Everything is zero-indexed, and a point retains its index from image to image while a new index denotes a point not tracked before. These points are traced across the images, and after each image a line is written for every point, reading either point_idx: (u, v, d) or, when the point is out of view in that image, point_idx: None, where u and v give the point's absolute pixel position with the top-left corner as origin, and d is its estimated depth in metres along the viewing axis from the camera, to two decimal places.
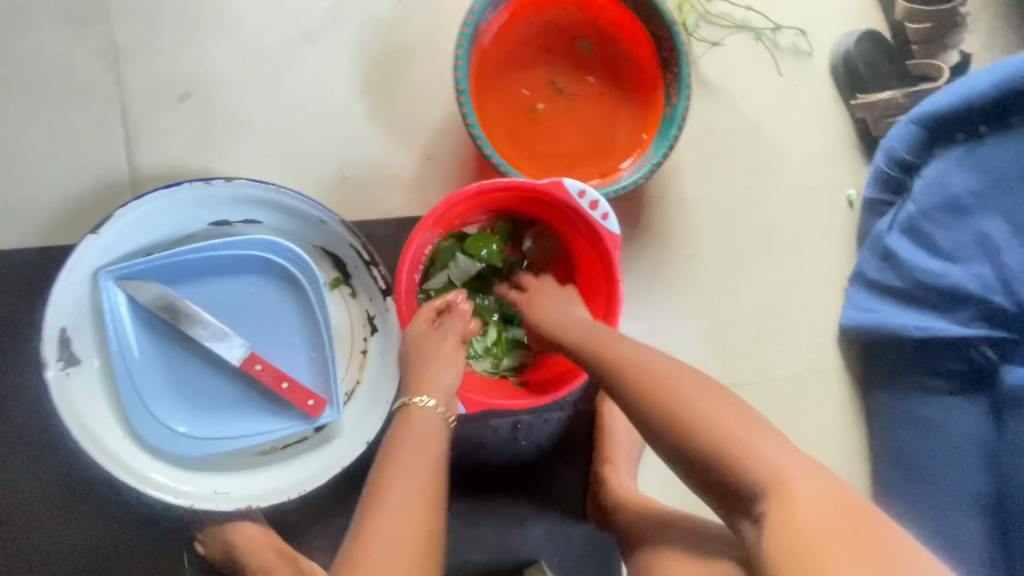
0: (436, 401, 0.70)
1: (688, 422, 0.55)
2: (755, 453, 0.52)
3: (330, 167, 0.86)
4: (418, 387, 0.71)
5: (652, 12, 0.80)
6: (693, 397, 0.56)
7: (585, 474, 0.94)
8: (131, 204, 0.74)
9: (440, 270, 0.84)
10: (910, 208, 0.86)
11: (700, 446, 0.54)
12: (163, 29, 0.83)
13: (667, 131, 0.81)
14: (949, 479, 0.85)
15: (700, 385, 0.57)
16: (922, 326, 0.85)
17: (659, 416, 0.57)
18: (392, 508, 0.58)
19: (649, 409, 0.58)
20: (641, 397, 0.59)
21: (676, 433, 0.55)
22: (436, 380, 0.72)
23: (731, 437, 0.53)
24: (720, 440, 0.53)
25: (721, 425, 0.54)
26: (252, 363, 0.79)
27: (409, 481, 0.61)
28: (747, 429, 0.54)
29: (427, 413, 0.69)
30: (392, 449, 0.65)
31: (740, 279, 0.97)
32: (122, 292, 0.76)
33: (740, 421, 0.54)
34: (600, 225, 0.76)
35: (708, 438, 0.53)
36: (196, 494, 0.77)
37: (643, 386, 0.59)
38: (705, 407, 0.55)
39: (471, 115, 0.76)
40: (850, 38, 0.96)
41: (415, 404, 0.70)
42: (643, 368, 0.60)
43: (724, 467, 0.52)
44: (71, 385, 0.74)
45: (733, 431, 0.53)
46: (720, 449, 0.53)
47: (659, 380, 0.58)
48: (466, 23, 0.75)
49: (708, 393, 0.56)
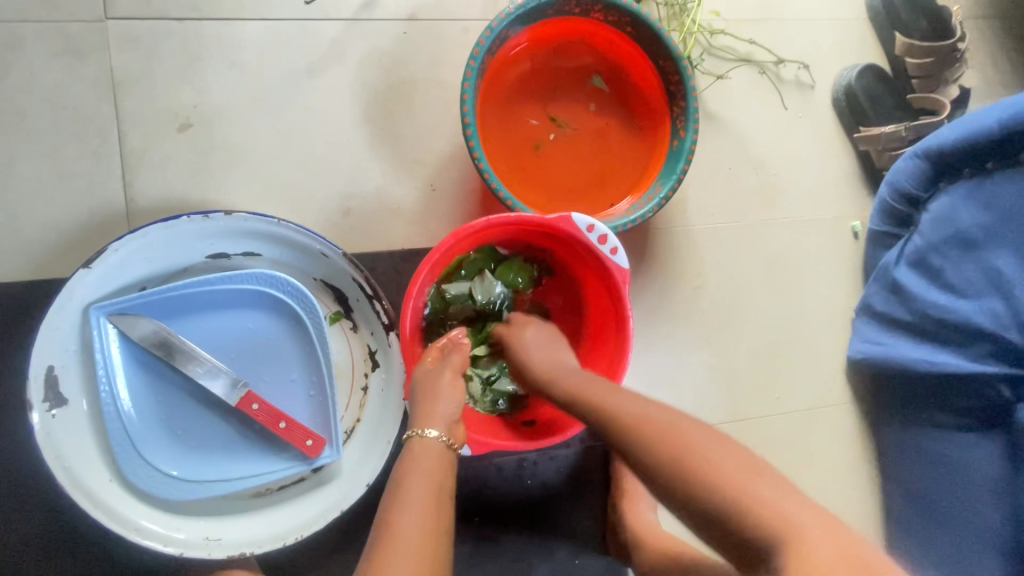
0: (437, 431, 0.66)
1: (693, 470, 0.50)
2: (765, 500, 0.47)
3: (333, 198, 0.85)
4: (420, 420, 0.67)
5: (658, 46, 0.79)
6: (693, 441, 0.52)
7: (592, 510, 0.92)
8: (126, 238, 0.72)
9: (462, 279, 0.81)
10: (918, 241, 0.87)
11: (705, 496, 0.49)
12: (162, 60, 0.81)
13: (675, 164, 0.80)
14: (970, 520, 0.81)
15: (702, 436, 0.53)
16: (931, 360, 0.84)
17: (658, 469, 0.52)
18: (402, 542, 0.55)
19: (647, 457, 0.53)
20: (641, 445, 0.54)
21: (679, 484, 0.51)
22: (436, 409, 0.67)
23: (739, 485, 0.48)
24: (728, 487, 0.48)
25: (729, 474, 0.49)
26: (249, 402, 0.76)
27: (420, 512, 0.58)
28: (755, 474, 0.49)
29: (430, 444, 0.65)
30: (401, 478, 0.62)
31: (747, 311, 0.96)
32: (114, 328, 0.73)
33: (746, 467, 0.50)
34: (609, 260, 0.74)
35: (715, 487, 0.49)
36: (186, 542, 0.73)
37: (637, 433, 0.55)
38: (709, 454, 0.51)
39: (478, 149, 0.74)
40: (851, 73, 0.97)
41: (418, 436, 0.66)
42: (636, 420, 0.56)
43: (736, 520, 0.47)
44: (56, 427, 0.71)
45: (739, 480, 0.49)
46: (728, 501, 0.48)
47: (651, 427, 0.55)
48: (473, 57, 0.74)
49: (710, 441, 0.52)
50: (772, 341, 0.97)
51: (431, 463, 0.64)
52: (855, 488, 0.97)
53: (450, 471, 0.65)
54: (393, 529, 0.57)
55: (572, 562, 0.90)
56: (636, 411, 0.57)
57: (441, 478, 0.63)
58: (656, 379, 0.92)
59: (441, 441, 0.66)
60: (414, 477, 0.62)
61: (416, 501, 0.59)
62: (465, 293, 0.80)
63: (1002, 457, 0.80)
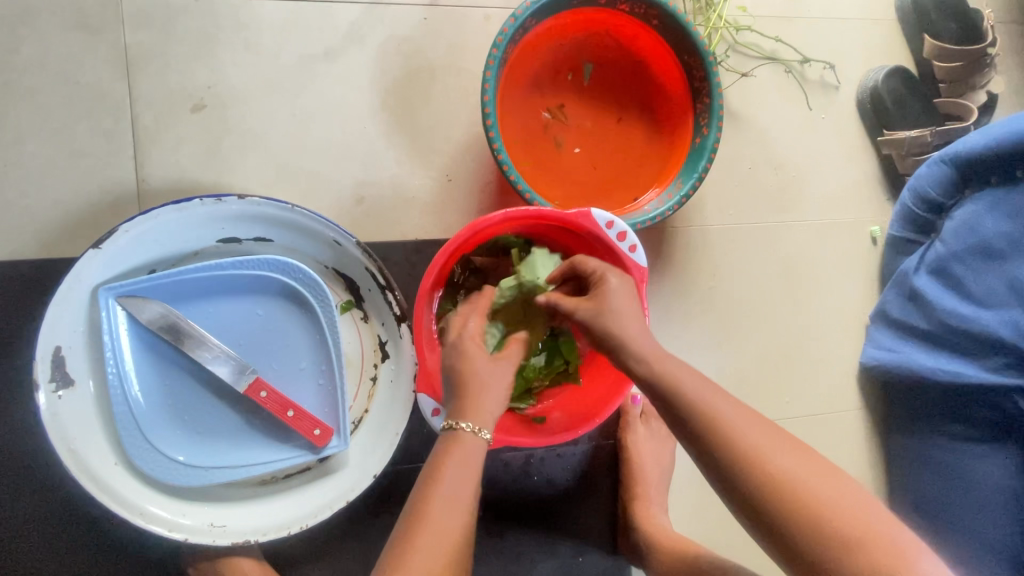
0: (480, 427, 0.63)
1: (790, 494, 0.50)
2: (869, 530, 0.48)
3: (347, 185, 0.83)
4: (459, 412, 0.63)
5: (686, 41, 0.78)
6: (784, 457, 0.52)
7: (599, 508, 0.91)
8: (137, 219, 0.70)
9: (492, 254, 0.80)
10: (938, 248, 0.86)
11: (800, 520, 0.49)
12: (178, 38, 0.80)
13: (696, 163, 0.79)
14: (982, 535, 0.79)
15: (800, 454, 0.52)
16: (950, 370, 0.83)
17: (753, 484, 0.51)
18: (433, 535, 0.55)
19: (734, 470, 0.52)
20: (733, 456, 0.52)
21: (776, 506, 0.50)
22: (481, 405, 0.64)
23: (845, 518, 0.48)
24: (832, 517, 0.48)
25: (832, 501, 0.49)
26: (257, 390, 0.74)
27: (452, 509, 0.57)
28: (850, 498, 0.50)
29: (469, 440, 0.62)
30: (436, 469, 0.60)
31: (761, 314, 0.95)
32: (122, 310, 0.72)
33: (836, 484, 0.51)
34: (627, 258, 0.73)
35: (813, 512, 0.49)
36: (191, 527, 0.72)
37: (733, 448, 0.52)
38: (809, 479, 0.50)
39: (497, 140, 0.73)
40: (879, 73, 0.95)
41: (458, 429, 0.62)
42: (729, 431, 0.53)
43: (828, 545, 0.48)
44: (62, 407, 0.70)
45: (843, 509, 0.49)
46: (827, 528, 0.48)
47: (747, 441, 0.53)
48: (497, 45, 0.72)
49: (803, 462, 0.52)
50: (785, 346, 0.96)
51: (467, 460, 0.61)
52: None
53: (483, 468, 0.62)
54: (424, 521, 0.56)
55: (575, 560, 0.90)
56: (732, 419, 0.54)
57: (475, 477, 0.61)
58: None
59: (484, 439, 0.63)
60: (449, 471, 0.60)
61: (450, 493, 0.58)
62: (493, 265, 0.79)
63: (1017, 470, 0.80)
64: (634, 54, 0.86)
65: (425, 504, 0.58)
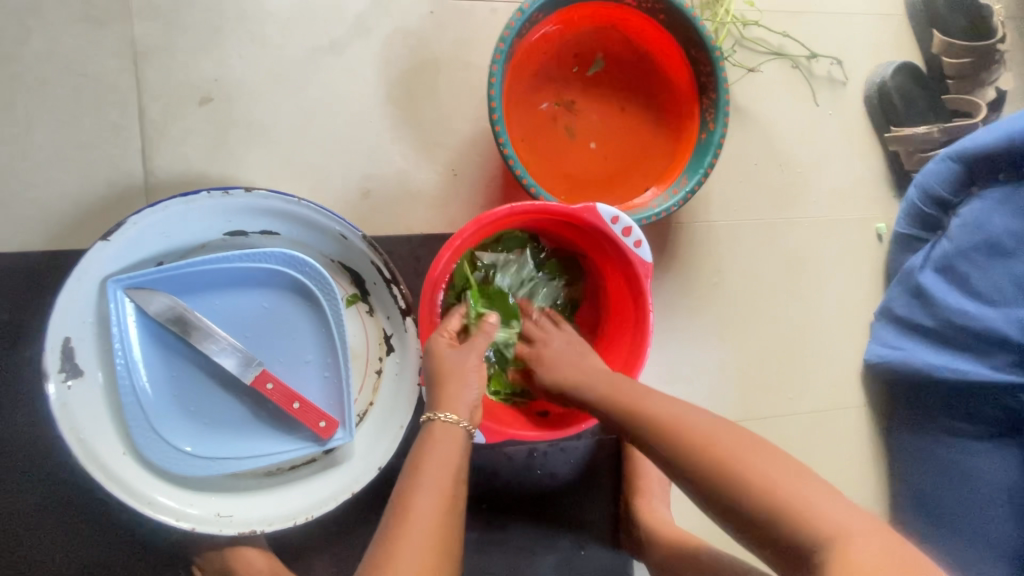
0: (459, 417, 0.64)
1: (729, 472, 0.54)
2: (805, 500, 0.51)
3: (353, 179, 0.84)
4: (440, 403, 0.65)
5: (693, 36, 0.77)
6: (725, 440, 0.56)
7: (602, 503, 0.92)
8: (145, 211, 0.71)
9: (498, 249, 0.81)
10: (945, 245, 0.85)
11: (743, 493, 0.53)
12: (185, 31, 0.80)
13: (702, 158, 0.78)
14: (977, 529, 0.81)
15: (744, 437, 0.57)
16: (953, 367, 0.83)
17: (697, 467, 0.56)
18: (418, 527, 0.56)
19: (678, 456, 0.57)
20: (678, 444, 0.58)
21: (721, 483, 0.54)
22: (459, 395, 0.65)
23: (782, 491, 0.52)
24: (765, 488, 0.52)
25: (771, 476, 0.53)
26: (263, 382, 0.75)
27: (433, 496, 0.59)
28: (786, 472, 0.53)
29: (450, 430, 0.64)
30: (416, 463, 0.61)
31: (765, 310, 0.95)
32: (131, 302, 0.72)
33: (775, 461, 0.54)
34: (632, 253, 0.73)
35: (752, 488, 0.53)
36: (199, 517, 0.73)
37: (677, 437, 0.58)
38: (749, 457, 0.54)
39: (504, 135, 0.73)
40: (886, 69, 0.95)
41: (438, 420, 0.64)
42: (675, 425, 0.59)
43: (765, 517, 0.51)
44: (72, 398, 0.71)
45: (779, 481, 0.52)
46: (766, 501, 0.52)
47: (689, 428, 0.58)
48: (503, 39, 0.72)
49: (742, 443, 0.56)
50: (788, 343, 0.96)
51: (448, 450, 0.62)
52: (863, 493, 0.96)
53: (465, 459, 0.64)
54: (407, 512, 0.58)
55: (577, 553, 0.90)
56: (674, 414, 0.60)
57: (455, 465, 0.62)
58: (671, 376, 0.91)
59: (464, 429, 0.64)
60: (431, 467, 0.61)
61: (433, 487, 0.59)
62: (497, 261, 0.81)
63: (1016, 467, 0.81)
64: (641, 48, 0.85)
65: (408, 499, 0.59)
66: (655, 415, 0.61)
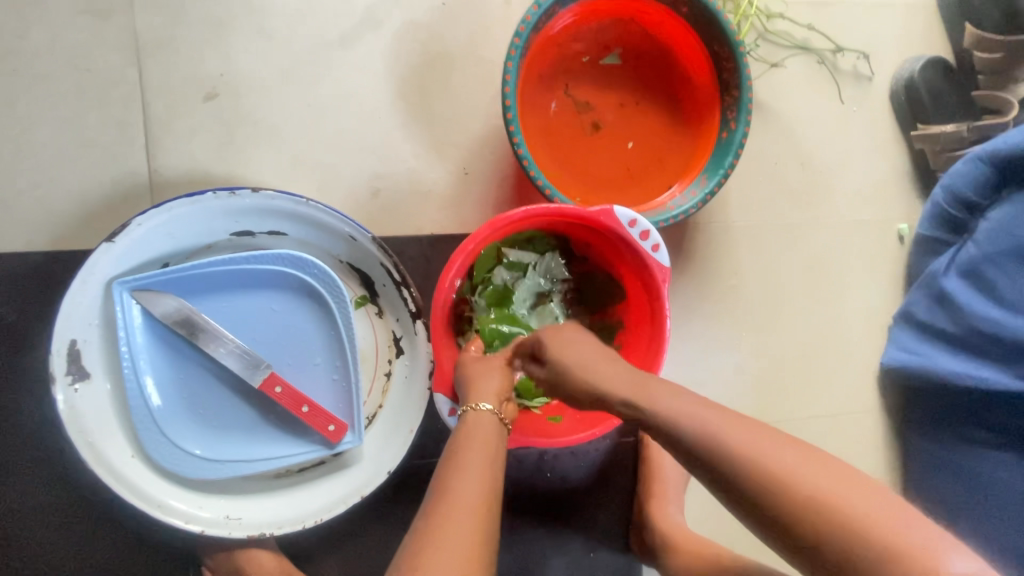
0: (492, 405, 0.65)
1: (799, 496, 0.47)
2: (879, 521, 0.45)
3: (362, 177, 0.81)
4: (473, 394, 0.66)
5: (715, 32, 0.74)
6: (799, 466, 0.49)
7: (614, 505, 0.91)
8: (151, 212, 0.69)
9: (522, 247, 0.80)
10: (971, 250, 0.83)
11: (844, 542, 0.45)
12: (189, 25, 0.77)
13: (723, 158, 0.76)
14: (995, 537, 0.79)
15: (806, 457, 0.49)
16: (975, 376, 0.81)
17: (786, 512, 0.47)
18: (457, 497, 0.55)
19: (720, 463, 0.51)
20: (778, 501, 0.48)
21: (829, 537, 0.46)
22: (487, 389, 0.66)
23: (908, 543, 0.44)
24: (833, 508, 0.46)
25: (837, 496, 0.47)
26: (272, 385, 0.74)
27: (473, 473, 0.57)
28: (875, 504, 0.46)
29: (484, 416, 0.64)
30: (457, 446, 0.61)
31: (782, 313, 0.93)
32: (137, 304, 0.71)
33: (859, 492, 0.47)
34: (649, 257, 0.71)
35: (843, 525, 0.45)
36: (208, 520, 0.73)
37: (736, 458, 0.50)
38: (812, 477, 0.48)
39: (518, 134, 0.70)
40: (915, 64, 0.91)
41: (472, 409, 0.64)
42: (714, 440, 0.52)
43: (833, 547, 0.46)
44: (79, 401, 0.70)
45: (850, 504, 0.46)
46: (830, 529, 0.46)
47: (754, 452, 0.50)
48: (519, 34, 0.69)
49: (806, 465, 0.49)
50: (805, 346, 0.94)
51: (485, 436, 0.62)
52: None
53: (502, 443, 0.63)
54: (448, 487, 0.56)
55: (587, 555, 0.90)
56: (713, 422, 0.53)
57: (494, 448, 0.62)
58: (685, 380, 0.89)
59: (490, 412, 0.65)
60: (471, 448, 0.61)
61: (473, 465, 0.58)
62: (521, 261, 0.80)
63: None
64: (663, 45, 0.82)
65: (448, 477, 0.57)
66: (682, 413, 0.55)
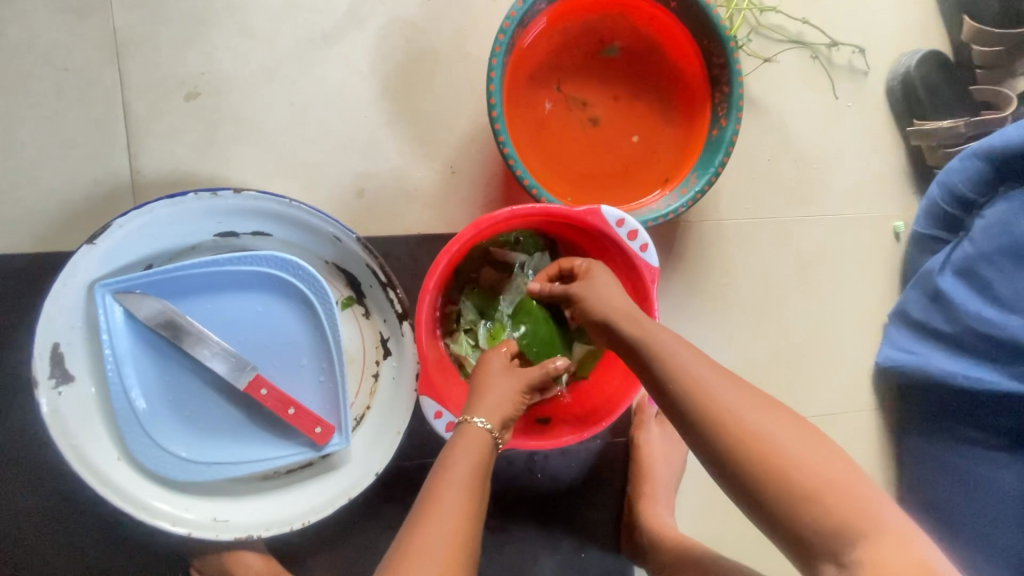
0: (491, 424, 0.63)
1: (764, 452, 0.49)
2: (830, 483, 0.47)
3: (347, 177, 0.80)
4: (470, 408, 0.64)
5: (705, 28, 0.73)
6: (766, 423, 0.50)
7: (605, 506, 0.90)
8: (132, 214, 0.68)
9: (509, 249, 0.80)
10: (967, 248, 0.81)
11: (796, 500, 0.47)
12: (169, 23, 0.76)
13: (713, 156, 0.74)
14: (988, 536, 0.78)
15: (777, 417, 0.51)
16: (969, 375, 0.80)
17: (749, 468, 0.49)
18: (442, 514, 0.53)
19: (695, 411, 0.52)
20: (742, 458, 0.49)
21: (785, 496, 0.48)
22: (487, 403, 0.64)
23: (852, 504, 0.46)
24: (791, 468, 0.48)
25: (797, 456, 0.48)
26: (257, 388, 0.73)
27: (459, 492, 0.56)
28: (829, 462, 0.48)
29: (475, 431, 0.62)
30: (445, 460, 0.59)
31: (775, 312, 0.92)
32: (120, 306, 0.70)
33: (819, 452, 0.49)
34: (638, 257, 0.69)
35: (800, 484, 0.47)
36: (194, 522, 0.73)
37: (710, 407, 0.51)
38: (777, 435, 0.49)
39: (504, 133, 0.69)
40: (911, 58, 0.90)
41: (468, 423, 0.63)
42: (694, 387, 0.52)
43: (783, 503, 0.48)
44: (63, 404, 0.70)
45: (807, 464, 0.48)
46: (787, 489, 0.48)
47: (726, 405, 0.51)
48: (503, 30, 0.68)
49: (775, 423, 0.50)
50: (798, 345, 0.93)
51: (476, 452, 0.60)
52: None
53: (492, 466, 0.61)
54: (433, 503, 0.55)
55: (578, 556, 0.89)
56: (696, 371, 0.54)
57: (483, 467, 0.60)
58: None
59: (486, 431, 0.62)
60: (459, 465, 0.59)
61: (460, 483, 0.57)
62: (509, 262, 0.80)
63: None
64: (652, 41, 0.81)
65: (434, 493, 0.56)
66: (670, 358, 0.55)
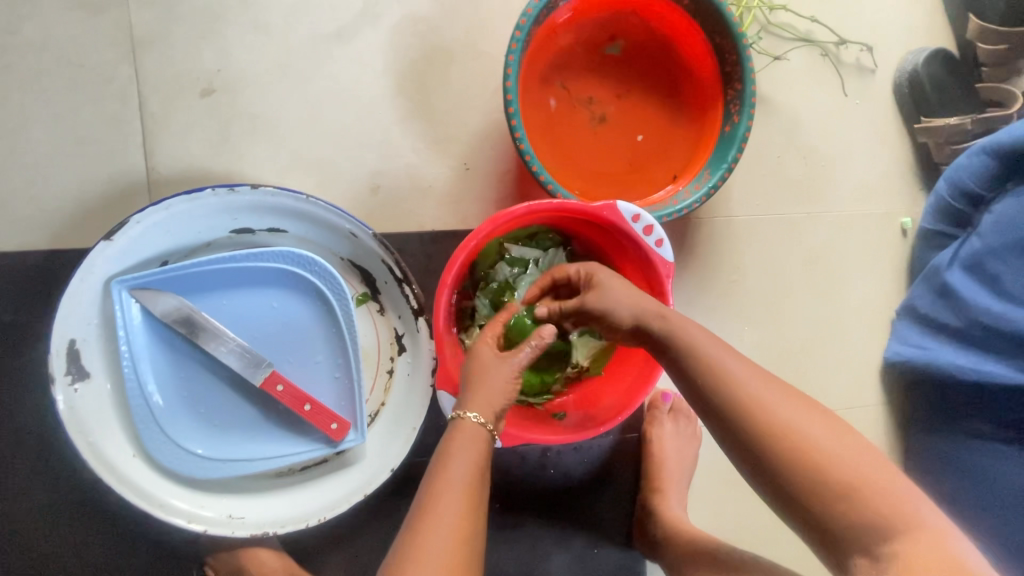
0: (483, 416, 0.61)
1: (795, 445, 0.49)
2: (862, 476, 0.48)
3: (362, 173, 0.81)
4: (464, 401, 0.62)
5: (718, 25, 0.74)
6: (797, 418, 0.51)
7: (616, 501, 0.91)
8: (149, 210, 0.68)
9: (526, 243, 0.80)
10: (975, 244, 0.83)
11: (827, 493, 0.48)
12: (184, 20, 0.76)
13: (726, 153, 0.75)
14: (998, 532, 0.78)
15: (806, 410, 0.51)
16: (977, 368, 0.80)
17: (779, 461, 0.50)
18: (438, 521, 0.54)
19: (724, 403, 0.52)
20: (773, 451, 0.50)
21: (817, 489, 0.49)
22: (485, 397, 0.62)
23: (883, 499, 0.47)
24: (821, 459, 0.49)
25: (828, 450, 0.49)
26: (273, 384, 0.73)
27: (455, 496, 0.56)
28: (862, 457, 0.49)
29: (468, 427, 0.60)
30: (442, 460, 0.59)
31: (784, 308, 0.92)
32: (136, 302, 0.70)
33: (850, 445, 0.50)
34: (653, 253, 0.70)
35: (832, 478, 0.48)
36: (210, 519, 0.72)
37: (741, 399, 0.52)
38: (807, 430, 0.50)
39: (520, 129, 0.69)
40: (919, 56, 0.91)
41: (461, 417, 0.61)
42: (722, 378, 0.53)
43: (814, 495, 0.49)
44: (79, 401, 0.69)
45: (840, 458, 0.49)
46: (817, 482, 0.48)
47: (755, 397, 0.52)
48: (519, 27, 0.68)
49: (805, 418, 0.51)
50: (807, 340, 0.93)
51: (471, 450, 0.59)
52: None
53: (487, 461, 0.60)
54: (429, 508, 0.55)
55: (590, 552, 0.90)
56: (724, 364, 0.54)
57: (479, 467, 0.59)
58: None
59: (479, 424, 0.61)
60: (455, 466, 0.58)
61: (456, 486, 0.57)
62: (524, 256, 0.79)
63: None
64: (664, 39, 0.82)
65: (431, 497, 0.56)
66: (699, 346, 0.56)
